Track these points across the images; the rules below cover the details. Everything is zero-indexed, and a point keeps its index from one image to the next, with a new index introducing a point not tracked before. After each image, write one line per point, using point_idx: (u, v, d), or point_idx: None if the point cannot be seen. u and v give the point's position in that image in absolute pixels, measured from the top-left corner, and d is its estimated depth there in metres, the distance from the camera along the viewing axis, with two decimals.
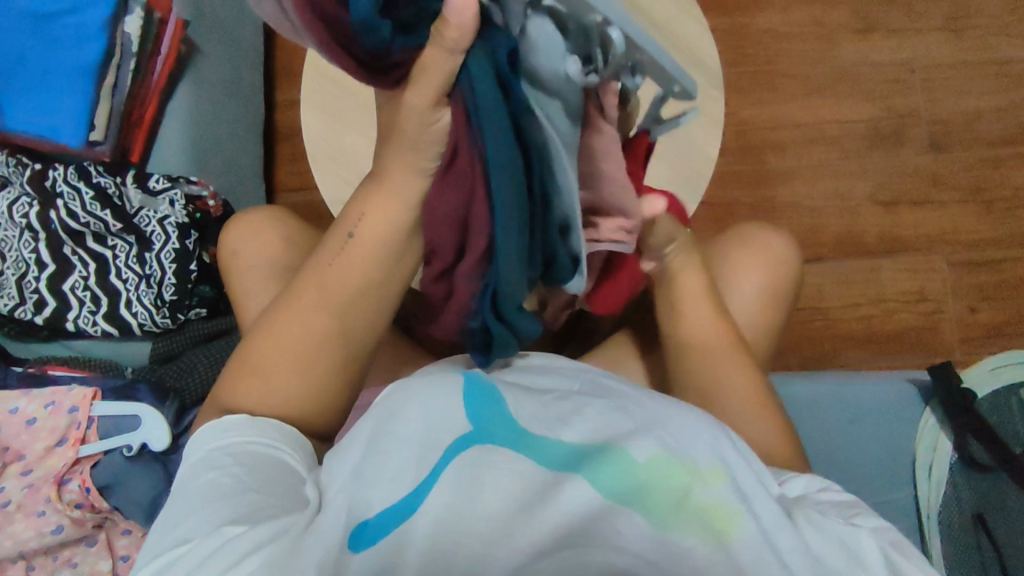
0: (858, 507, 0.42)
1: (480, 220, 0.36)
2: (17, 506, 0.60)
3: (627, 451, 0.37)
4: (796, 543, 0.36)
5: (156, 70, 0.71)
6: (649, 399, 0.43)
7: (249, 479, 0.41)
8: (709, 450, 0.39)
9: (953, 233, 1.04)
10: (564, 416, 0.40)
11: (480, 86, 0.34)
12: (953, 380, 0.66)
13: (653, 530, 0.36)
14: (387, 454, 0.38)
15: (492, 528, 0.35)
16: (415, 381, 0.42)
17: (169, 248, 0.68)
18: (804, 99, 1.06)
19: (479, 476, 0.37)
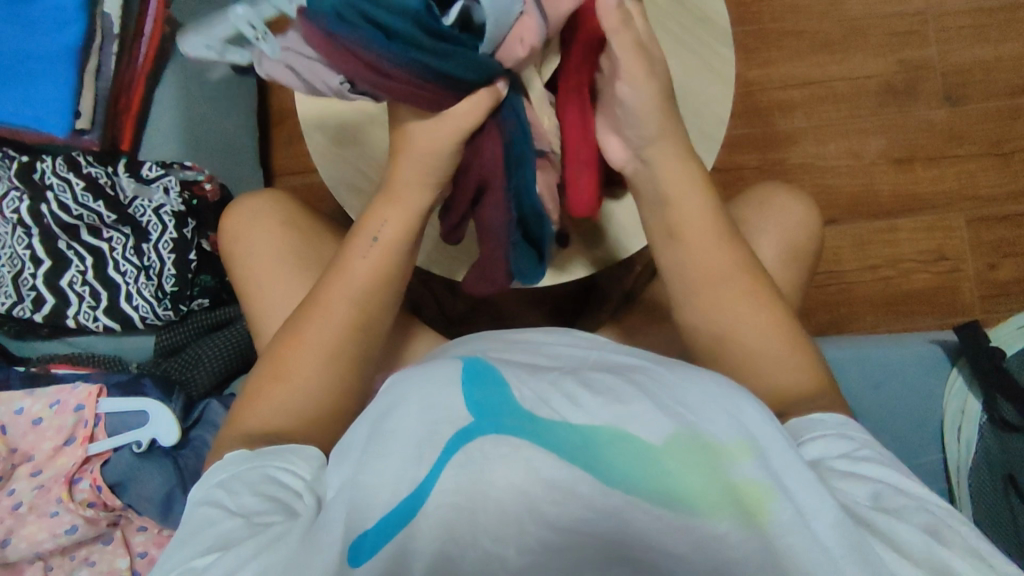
0: (895, 491, 0.39)
1: (496, 210, 0.49)
2: (29, 508, 0.59)
3: (644, 430, 0.34)
4: (834, 522, 0.34)
5: (140, 52, 0.68)
6: (660, 367, 0.39)
7: (240, 501, 0.40)
8: (733, 424, 0.35)
9: (972, 188, 1.01)
10: (571, 390, 0.36)
11: (521, 131, 0.48)
12: (982, 339, 0.63)
13: (679, 518, 0.32)
14: (382, 457, 0.34)
15: (501, 523, 0.32)
16: (403, 372, 0.38)
17: (166, 238, 0.66)
18: (813, 56, 1.02)
19: (481, 470, 0.33)
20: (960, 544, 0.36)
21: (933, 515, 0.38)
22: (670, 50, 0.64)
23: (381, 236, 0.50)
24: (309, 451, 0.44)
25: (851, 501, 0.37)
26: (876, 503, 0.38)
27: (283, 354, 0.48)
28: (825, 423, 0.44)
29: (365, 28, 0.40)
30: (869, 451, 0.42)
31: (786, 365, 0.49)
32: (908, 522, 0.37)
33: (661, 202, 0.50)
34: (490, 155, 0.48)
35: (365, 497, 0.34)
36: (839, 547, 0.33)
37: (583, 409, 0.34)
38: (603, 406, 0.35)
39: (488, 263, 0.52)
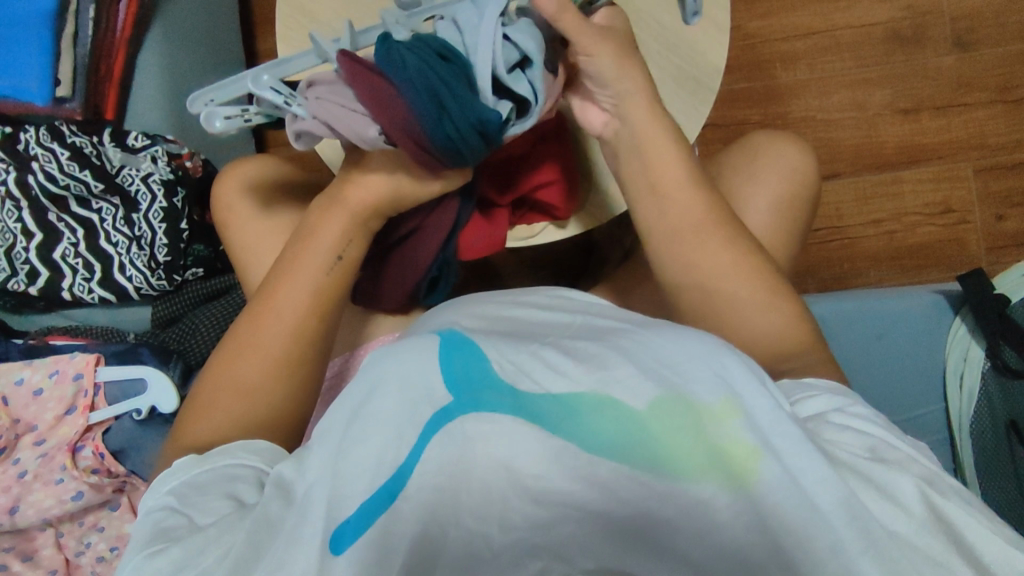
0: (888, 439, 0.37)
1: (428, 248, 0.53)
2: (34, 476, 0.61)
3: (627, 396, 0.32)
4: (829, 479, 0.31)
5: (118, 17, 0.65)
6: (642, 329, 0.38)
7: (193, 495, 0.39)
8: (716, 382, 0.33)
9: (979, 137, 0.99)
10: (554, 358, 0.34)
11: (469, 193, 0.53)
12: (987, 288, 0.62)
13: (664, 481, 0.31)
14: (361, 442, 0.32)
15: (484, 501, 0.31)
16: (380, 349, 0.36)
17: (156, 208, 0.66)
18: (815, 4, 0.98)
19: (465, 449, 0.31)
20: (952, 490, 0.34)
21: (926, 463, 0.36)
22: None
23: (344, 254, 0.50)
24: (260, 445, 0.43)
25: (845, 451, 0.35)
26: (871, 455, 0.35)
27: (259, 326, 0.48)
28: (816, 385, 0.43)
29: (429, 95, 0.39)
30: (859, 405, 0.40)
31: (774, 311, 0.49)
32: (905, 470, 0.34)
33: (656, 139, 0.49)
34: (438, 220, 0.53)
35: (339, 491, 0.32)
36: (831, 503, 0.30)
37: (565, 375, 0.33)
38: (585, 372, 0.33)
39: (402, 283, 0.55)
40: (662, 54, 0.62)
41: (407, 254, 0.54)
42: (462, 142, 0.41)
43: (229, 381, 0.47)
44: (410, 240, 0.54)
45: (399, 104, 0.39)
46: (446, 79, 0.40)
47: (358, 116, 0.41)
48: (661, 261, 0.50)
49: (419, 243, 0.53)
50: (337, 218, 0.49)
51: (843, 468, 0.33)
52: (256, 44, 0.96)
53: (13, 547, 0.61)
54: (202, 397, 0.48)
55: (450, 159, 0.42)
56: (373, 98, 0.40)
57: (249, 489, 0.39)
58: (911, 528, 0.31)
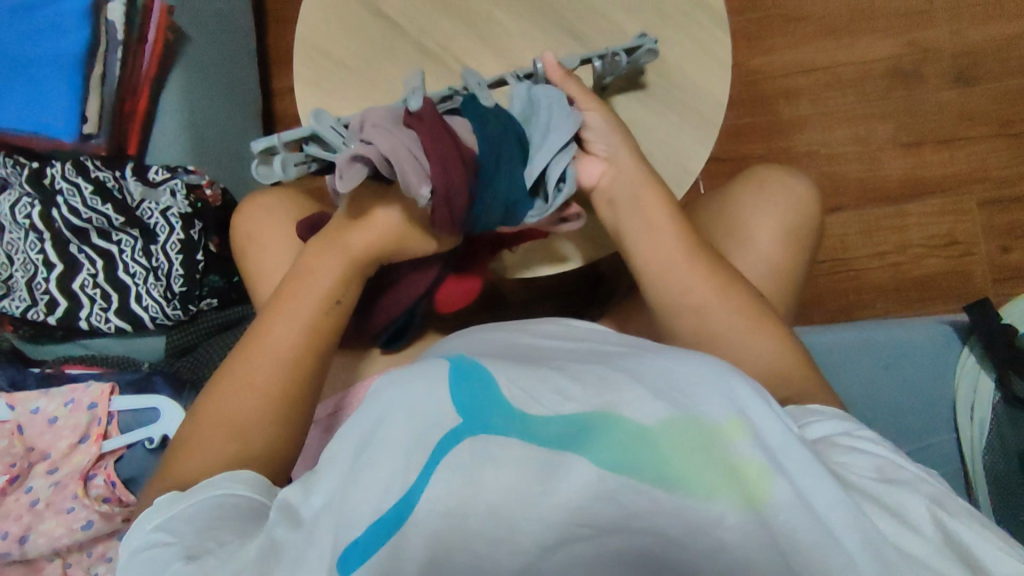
0: (897, 459, 0.37)
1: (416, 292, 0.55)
2: (46, 504, 0.61)
3: (635, 413, 0.33)
4: (837, 498, 0.31)
5: (145, 58, 0.68)
6: (650, 353, 0.38)
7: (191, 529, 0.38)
8: (728, 403, 0.33)
9: (982, 170, 1.00)
10: (562, 384, 0.35)
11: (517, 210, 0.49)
12: (994, 318, 0.63)
13: (676, 500, 0.31)
14: (369, 466, 0.32)
15: (495, 523, 0.30)
16: (387, 375, 0.36)
17: (174, 239, 0.68)
18: (817, 42, 1.01)
19: (474, 470, 0.31)
20: (964, 511, 0.34)
21: (937, 484, 0.36)
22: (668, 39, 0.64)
23: (343, 299, 0.50)
24: (251, 474, 0.42)
25: (851, 473, 0.35)
26: (880, 476, 0.35)
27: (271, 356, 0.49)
28: (826, 411, 0.43)
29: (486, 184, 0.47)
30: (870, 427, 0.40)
31: (754, 334, 0.50)
32: (916, 490, 0.34)
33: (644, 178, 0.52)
34: (417, 278, 0.54)
35: (346, 515, 0.32)
36: (842, 521, 0.30)
37: (572, 399, 0.34)
38: (593, 395, 0.34)
39: (383, 313, 0.56)
40: (666, 92, 0.64)
41: (400, 292, 0.55)
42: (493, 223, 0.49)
43: (232, 393, 0.46)
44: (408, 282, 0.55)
45: (455, 173, 0.43)
46: (501, 165, 0.48)
47: (415, 167, 0.43)
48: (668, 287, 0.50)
49: (412, 287, 0.55)
50: (350, 243, 0.50)
51: (852, 489, 0.33)
52: (271, 84, 1.00)
53: None
54: (210, 408, 0.46)
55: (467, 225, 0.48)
56: (436, 155, 0.43)
57: (243, 521, 0.38)
58: (923, 547, 0.31)
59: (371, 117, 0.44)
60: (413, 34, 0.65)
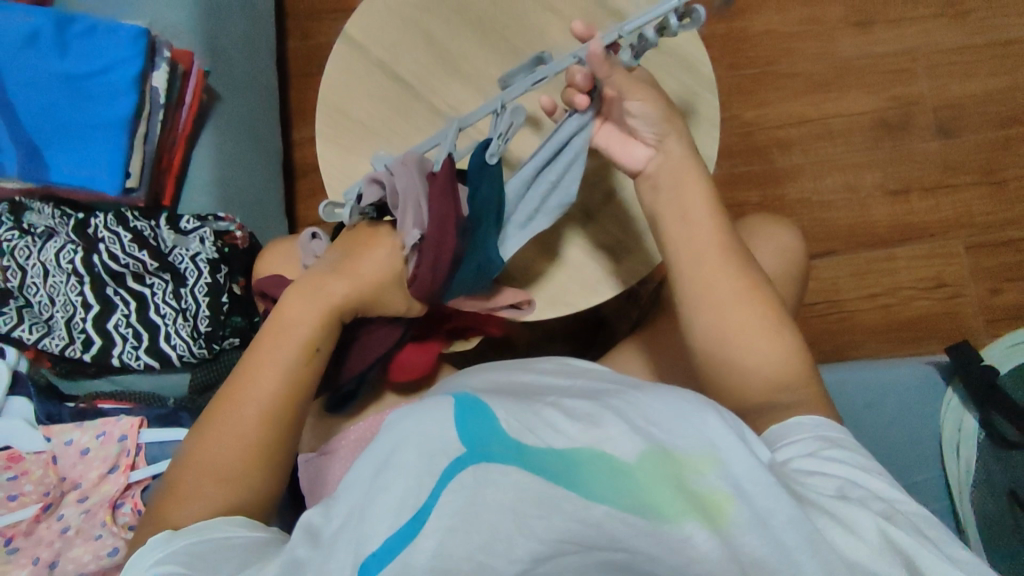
0: (848, 486, 0.41)
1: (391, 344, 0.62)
2: (76, 530, 0.65)
3: (617, 449, 0.36)
4: (794, 518, 0.35)
5: (181, 119, 0.76)
6: (635, 391, 0.42)
7: (198, 560, 0.41)
8: (699, 437, 0.37)
9: (969, 216, 1.04)
10: (555, 419, 0.39)
11: (478, 274, 0.59)
12: (974, 358, 0.66)
13: (653, 523, 0.34)
14: (386, 489, 0.36)
15: (492, 538, 0.33)
16: (403, 408, 0.41)
17: (202, 283, 0.73)
18: (805, 96, 1.08)
19: (476, 494, 0.34)
20: (911, 527, 0.38)
21: (885, 504, 0.40)
22: None
23: (323, 345, 0.54)
24: (244, 517, 0.46)
25: (811, 489, 0.40)
26: (837, 493, 0.40)
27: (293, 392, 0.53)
28: (793, 438, 0.48)
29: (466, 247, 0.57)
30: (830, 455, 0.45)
31: (762, 341, 0.53)
32: (866, 509, 0.38)
33: None
34: (391, 330, 0.61)
35: (365, 532, 0.35)
36: (794, 539, 0.34)
37: (564, 433, 0.37)
38: (581, 430, 0.37)
39: (356, 359, 0.61)
40: None
41: (376, 342, 0.61)
42: (460, 283, 0.58)
43: (255, 426, 0.50)
44: (386, 333, 0.61)
45: (445, 228, 0.54)
46: (480, 237, 0.58)
47: (415, 212, 0.55)
48: None
49: (389, 337, 0.61)
50: (360, 288, 0.56)
51: (808, 507, 0.37)
52: (292, 134, 1.07)
53: None
54: (206, 440, 0.49)
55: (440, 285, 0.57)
56: (436, 210, 0.54)
57: (253, 550, 0.42)
58: (872, 556, 0.35)
59: (400, 180, 0.55)
60: (425, 94, 0.72)
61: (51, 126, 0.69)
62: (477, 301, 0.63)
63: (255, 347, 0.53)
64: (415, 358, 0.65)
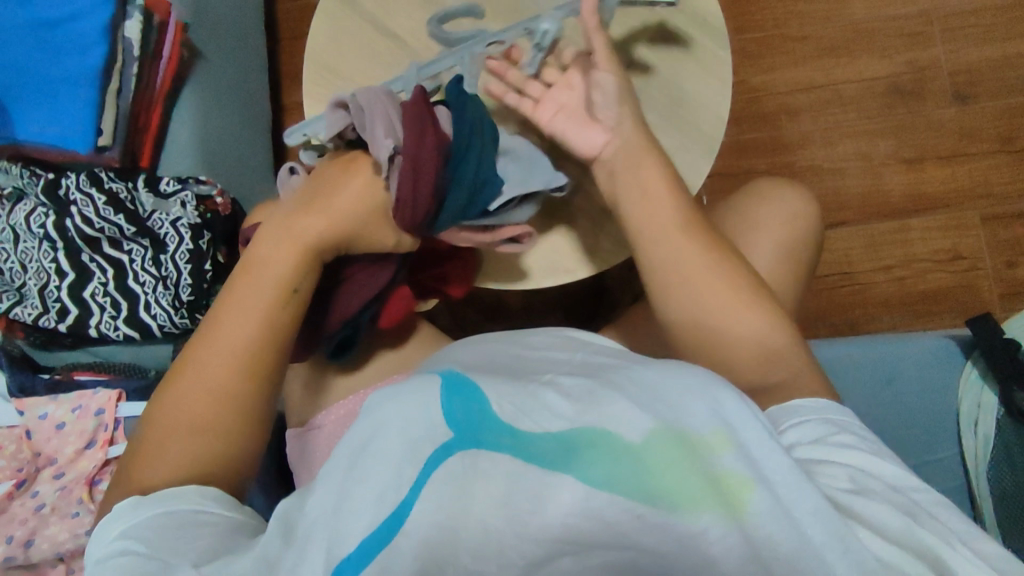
0: (865, 475, 0.39)
1: (380, 283, 0.58)
2: (51, 509, 0.63)
3: (622, 430, 0.32)
4: (815, 508, 0.32)
5: (158, 74, 0.71)
6: (639, 365, 0.38)
7: (163, 539, 0.38)
8: (715, 415, 0.33)
9: (985, 186, 1.00)
10: (551, 399, 0.34)
11: (471, 203, 0.54)
12: (997, 332, 0.63)
13: (662, 514, 0.31)
14: (363, 482, 0.32)
15: (484, 541, 0.30)
16: (383, 388, 0.35)
17: (183, 249, 0.69)
18: (817, 60, 1.03)
19: (465, 486, 0.31)
20: (932, 522, 0.36)
21: (903, 495, 0.38)
22: (667, 55, 0.66)
23: (300, 286, 0.50)
24: (218, 489, 0.43)
25: (823, 483, 0.38)
26: (850, 486, 0.38)
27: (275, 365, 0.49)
28: (805, 419, 0.46)
29: (455, 169, 0.52)
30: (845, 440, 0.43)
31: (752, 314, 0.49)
32: (885, 504, 0.36)
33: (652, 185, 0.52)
34: (381, 267, 0.58)
35: (339, 527, 0.31)
36: (819, 532, 0.32)
37: (561, 415, 0.33)
38: (581, 410, 0.33)
39: (347, 299, 0.57)
40: (664, 107, 0.65)
41: (365, 281, 0.57)
42: (454, 212, 0.53)
43: (234, 402, 0.46)
44: (373, 271, 0.57)
45: (425, 137, 0.50)
46: (468, 160, 0.53)
47: (386, 128, 0.51)
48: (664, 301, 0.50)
49: (377, 275, 0.57)
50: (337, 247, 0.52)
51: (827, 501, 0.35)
52: (281, 99, 1.02)
53: None
54: (177, 409, 0.46)
55: (428, 208, 0.51)
56: (410, 121, 0.50)
57: (224, 531, 0.40)
58: (894, 553, 0.33)
59: (366, 97, 0.52)
60: (419, 49, 0.67)
61: (19, 81, 0.66)
62: (472, 233, 0.57)
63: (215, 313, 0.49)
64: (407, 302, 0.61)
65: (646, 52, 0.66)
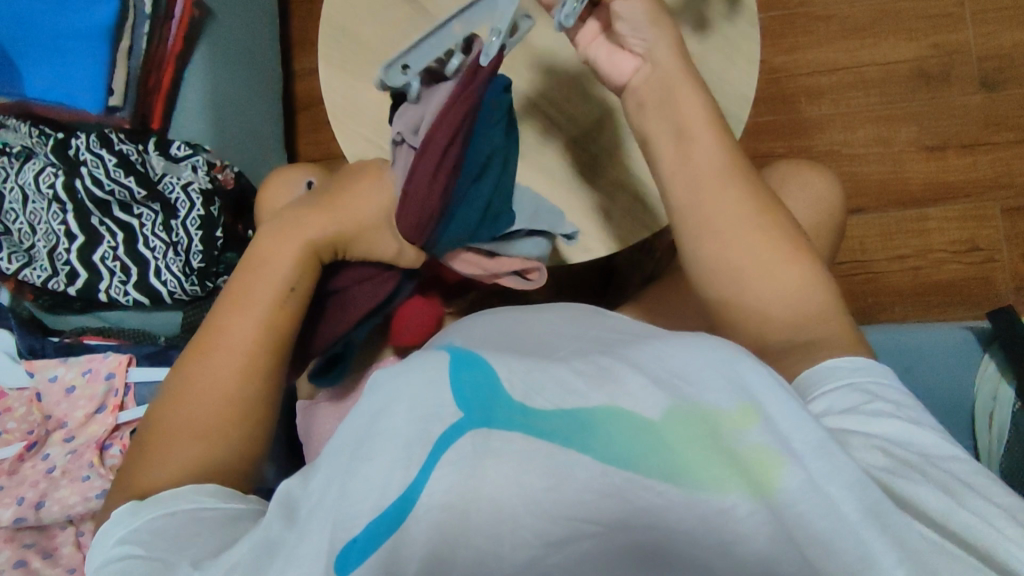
0: (902, 448, 0.38)
1: (371, 297, 0.57)
2: (62, 472, 0.63)
3: (638, 406, 0.31)
4: (850, 485, 0.31)
5: (170, 36, 0.69)
6: (657, 339, 0.36)
7: (162, 539, 0.38)
8: (735, 389, 0.32)
9: (1007, 176, 0.98)
10: (564, 376, 0.33)
11: (472, 226, 0.52)
12: (1017, 325, 0.62)
13: (686, 492, 0.30)
14: (369, 462, 0.31)
15: (498, 521, 0.29)
16: (385, 367, 0.34)
17: (195, 215, 0.68)
18: (843, 41, 1.00)
19: (478, 467, 0.30)
20: (971, 499, 0.36)
21: (939, 470, 0.37)
22: (695, 29, 0.64)
23: (298, 286, 0.50)
24: (219, 485, 0.43)
25: (863, 462, 0.36)
26: (890, 463, 0.36)
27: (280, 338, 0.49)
28: (835, 373, 0.44)
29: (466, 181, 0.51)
30: (877, 404, 0.41)
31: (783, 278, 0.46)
32: (923, 483, 0.36)
33: None
34: (372, 281, 0.57)
35: (344, 507, 0.31)
36: (853, 510, 0.30)
37: (574, 391, 0.32)
38: (592, 387, 0.32)
39: (339, 314, 0.57)
40: None
41: (356, 296, 0.57)
42: (455, 230, 0.52)
43: (233, 378, 0.47)
44: (364, 285, 0.57)
45: (448, 142, 0.48)
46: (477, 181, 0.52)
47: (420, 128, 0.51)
48: (684, 284, 0.49)
49: (368, 289, 0.57)
50: (347, 222, 0.52)
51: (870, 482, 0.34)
52: (292, 65, 1.00)
53: (35, 543, 0.62)
54: (198, 384, 0.46)
55: (428, 214, 0.50)
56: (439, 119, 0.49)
57: (225, 524, 0.39)
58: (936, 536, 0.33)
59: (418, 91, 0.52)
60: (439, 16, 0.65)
61: (31, 35, 0.64)
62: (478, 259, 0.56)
63: (226, 300, 0.49)
64: (406, 315, 0.60)
65: (674, 26, 0.64)
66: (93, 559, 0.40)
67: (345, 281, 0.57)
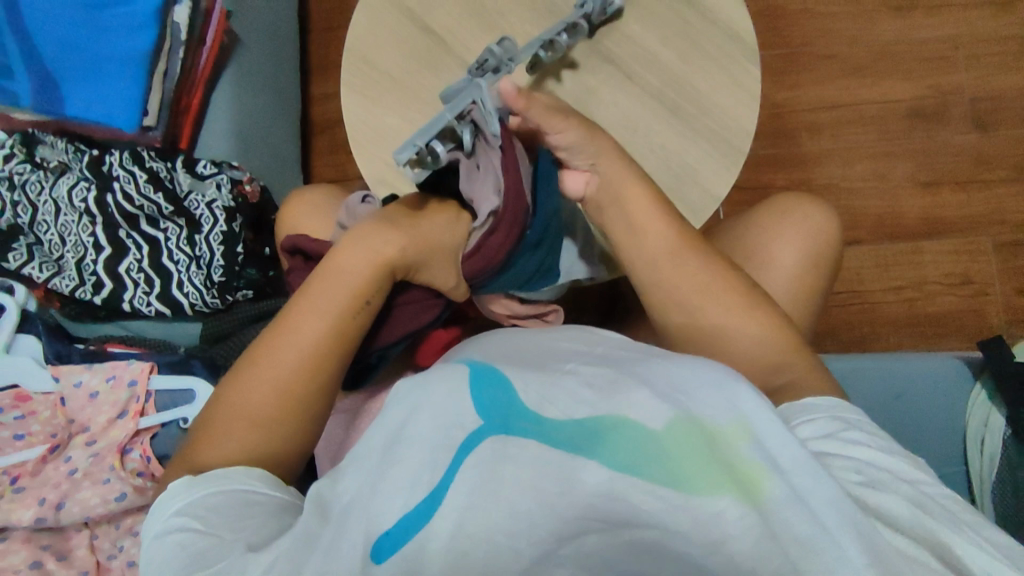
0: (876, 466, 0.40)
1: (425, 319, 0.58)
2: (84, 474, 0.65)
3: (643, 417, 0.34)
4: (830, 499, 0.32)
5: (201, 59, 0.73)
6: (662, 360, 0.39)
7: (219, 519, 0.40)
8: (730, 406, 0.34)
9: (1000, 213, 1.02)
10: (576, 388, 0.36)
11: (525, 274, 0.58)
12: (1007, 355, 0.64)
13: (682, 498, 0.31)
14: (398, 463, 0.34)
15: (513, 518, 0.31)
16: (410, 376, 0.38)
17: (218, 230, 0.71)
18: (842, 80, 1.04)
19: (495, 468, 0.32)
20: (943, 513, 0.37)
21: (914, 487, 0.39)
22: (700, 66, 0.67)
23: (372, 299, 0.50)
24: (264, 471, 0.45)
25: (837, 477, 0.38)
26: (863, 479, 0.39)
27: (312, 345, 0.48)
28: (815, 406, 0.46)
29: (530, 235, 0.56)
30: (854, 429, 0.44)
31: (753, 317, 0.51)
32: (895, 497, 0.37)
33: None
34: (429, 304, 0.58)
35: (376, 504, 0.33)
36: (836, 523, 0.31)
37: (586, 402, 0.35)
38: (603, 398, 0.35)
39: (391, 330, 0.57)
40: (693, 117, 0.67)
41: (413, 315, 0.57)
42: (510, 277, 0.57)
43: (273, 385, 0.47)
44: (421, 306, 0.57)
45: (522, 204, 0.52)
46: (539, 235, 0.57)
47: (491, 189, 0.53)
48: (687, 307, 0.52)
49: (425, 311, 0.58)
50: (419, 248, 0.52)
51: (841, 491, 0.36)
52: (311, 89, 1.04)
53: (50, 545, 0.64)
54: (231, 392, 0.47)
55: (495, 265, 0.55)
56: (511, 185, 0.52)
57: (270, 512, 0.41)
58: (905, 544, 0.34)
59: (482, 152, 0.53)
60: (458, 48, 0.68)
61: (69, 55, 0.67)
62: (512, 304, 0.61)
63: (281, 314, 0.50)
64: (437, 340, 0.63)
65: (680, 63, 0.67)
66: (144, 538, 0.41)
67: (405, 300, 0.57)
